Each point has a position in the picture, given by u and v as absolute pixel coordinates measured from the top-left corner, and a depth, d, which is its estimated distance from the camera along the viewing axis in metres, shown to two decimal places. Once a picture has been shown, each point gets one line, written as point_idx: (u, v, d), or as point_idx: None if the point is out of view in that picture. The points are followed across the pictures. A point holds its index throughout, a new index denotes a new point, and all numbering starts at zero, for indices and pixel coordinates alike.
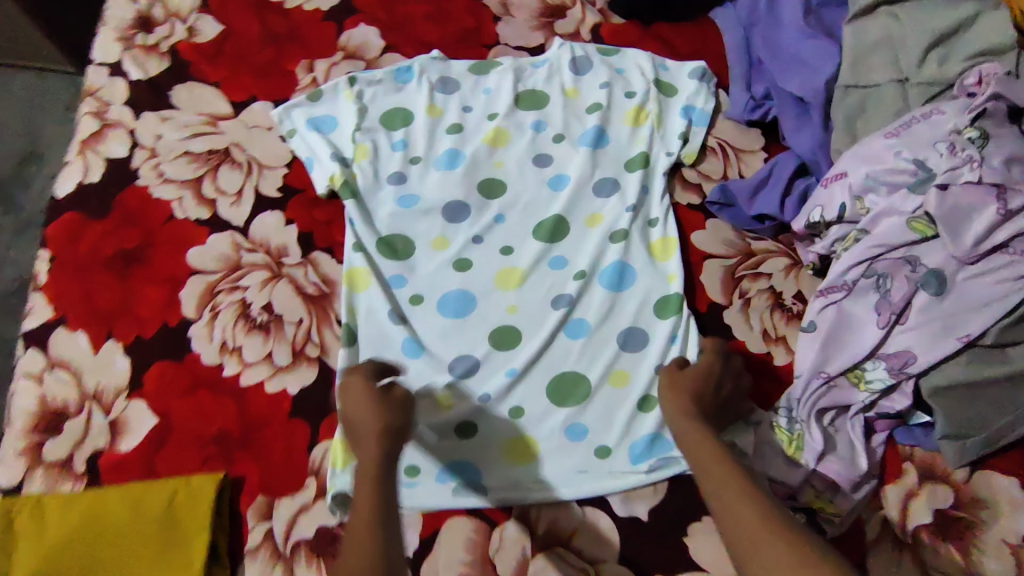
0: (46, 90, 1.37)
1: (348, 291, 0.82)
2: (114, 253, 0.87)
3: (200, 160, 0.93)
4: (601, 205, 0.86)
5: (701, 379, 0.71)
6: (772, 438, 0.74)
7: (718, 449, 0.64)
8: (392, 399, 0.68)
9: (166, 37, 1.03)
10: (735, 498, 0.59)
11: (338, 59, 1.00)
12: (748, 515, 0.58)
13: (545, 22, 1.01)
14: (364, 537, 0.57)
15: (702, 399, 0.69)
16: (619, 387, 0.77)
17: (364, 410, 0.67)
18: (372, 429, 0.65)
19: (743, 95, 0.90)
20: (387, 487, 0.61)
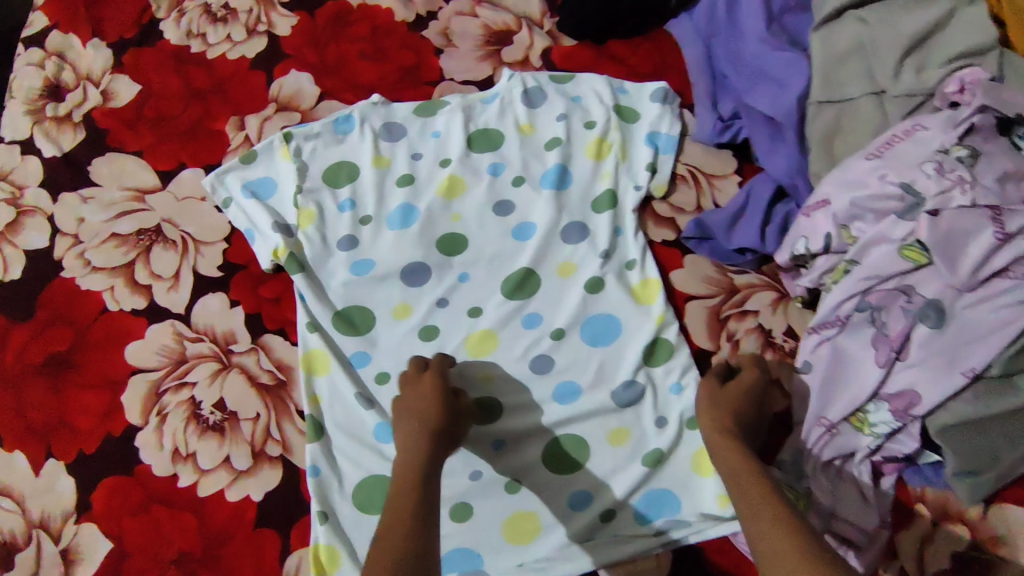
0: None
1: (306, 378, 0.75)
2: (46, 357, 0.79)
3: (129, 242, 0.85)
4: (572, 252, 0.79)
5: (746, 396, 0.68)
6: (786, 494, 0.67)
7: (749, 466, 0.61)
8: (454, 401, 0.68)
9: (79, 104, 0.94)
10: (764, 512, 0.56)
11: (270, 113, 0.91)
12: (778, 530, 0.54)
13: (490, 50, 0.93)
14: (402, 522, 0.56)
15: (743, 417, 0.66)
16: (619, 446, 0.71)
17: (422, 408, 0.66)
18: (419, 427, 0.65)
19: (710, 116, 0.85)
20: (430, 485, 0.60)
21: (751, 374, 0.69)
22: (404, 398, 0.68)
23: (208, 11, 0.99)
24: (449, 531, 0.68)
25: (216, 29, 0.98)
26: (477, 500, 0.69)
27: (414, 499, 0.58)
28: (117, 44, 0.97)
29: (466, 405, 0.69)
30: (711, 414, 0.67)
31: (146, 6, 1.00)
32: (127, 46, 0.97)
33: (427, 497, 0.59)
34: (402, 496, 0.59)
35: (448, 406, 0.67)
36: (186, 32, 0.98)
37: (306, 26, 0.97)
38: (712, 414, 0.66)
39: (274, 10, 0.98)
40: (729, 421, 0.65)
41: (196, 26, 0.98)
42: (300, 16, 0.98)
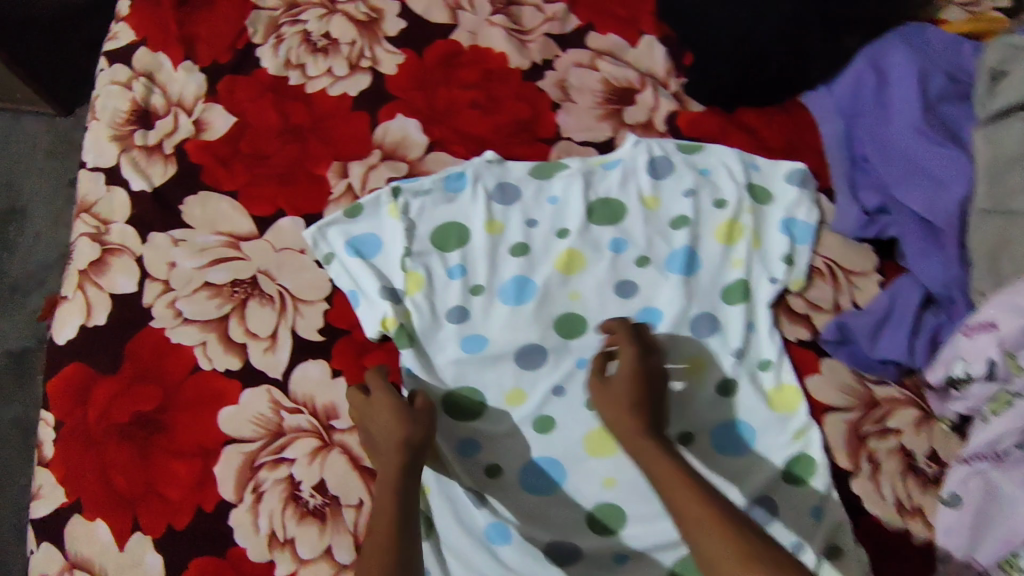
0: (66, 143, 1.39)
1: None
2: (130, 416, 0.74)
3: (224, 294, 0.79)
4: (701, 346, 0.75)
5: (636, 385, 0.67)
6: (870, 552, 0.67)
7: (673, 467, 0.61)
8: (416, 413, 0.67)
9: (169, 133, 0.88)
10: (704, 528, 0.55)
11: (375, 162, 0.85)
12: (717, 545, 0.54)
13: (611, 109, 0.87)
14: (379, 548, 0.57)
15: (642, 407, 0.66)
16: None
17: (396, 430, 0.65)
18: (392, 439, 0.65)
19: (852, 207, 0.80)
20: (405, 498, 0.61)
21: (626, 365, 0.68)
22: (371, 420, 0.68)
23: (308, 39, 0.93)
24: None
25: (316, 60, 0.92)
26: None
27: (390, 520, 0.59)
28: (211, 70, 0.91)
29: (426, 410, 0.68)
30: (623, 423, 0.66)
31: (242, 30, 0.94)
32: (221, 72, 0.91)
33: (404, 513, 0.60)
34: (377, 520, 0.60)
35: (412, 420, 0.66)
36: (284, 62, 0.92)
37: (413, 66, 0.90)
38: (622, 419, 0.66)
39: (379, 45, 0.92)
40: (636, 424, 0.65)
41: (295, 56, 0.92)
42: (407, 54, 0.91)
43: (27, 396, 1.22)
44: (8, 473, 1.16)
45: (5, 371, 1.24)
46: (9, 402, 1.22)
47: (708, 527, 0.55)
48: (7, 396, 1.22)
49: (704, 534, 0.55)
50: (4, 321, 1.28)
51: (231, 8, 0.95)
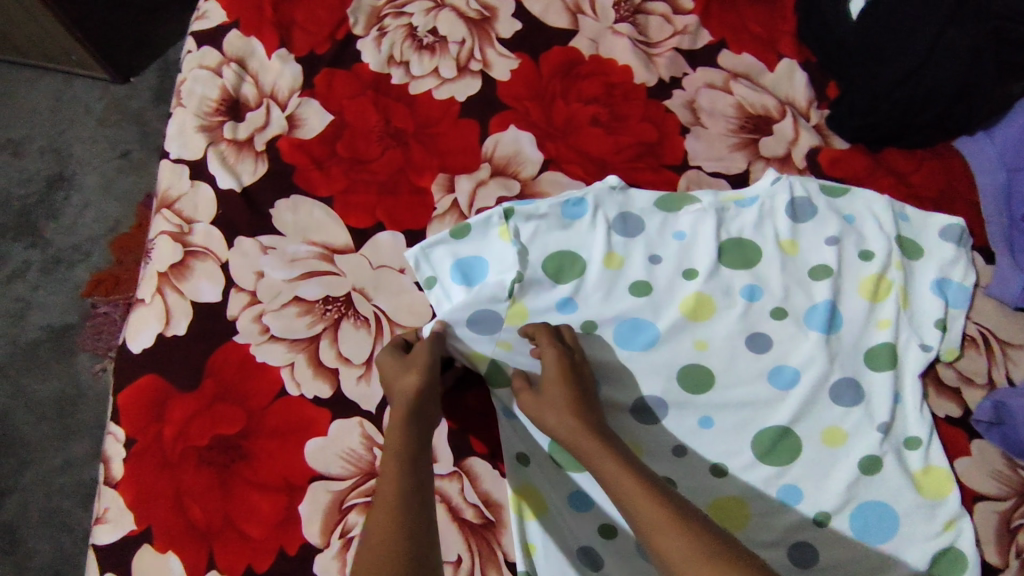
0: (119, 109, 1.32)
1: (517, 519, 0.64)
2: (210, 440, 0.68)
3: (315, 311, 0.73)
4: (843, 416, 0.68)
5: (569, 385, 0.64)
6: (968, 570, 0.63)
7: (620, 465, 0.56)
8: (415, 356, 0.65)
9: (261, 128, 0.81)
10: (664, 530, 0.51)
11: (485, 177, 0.78)
12: (678, 546, 0.49)
13: (745, 138, 0.80)
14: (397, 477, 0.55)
15: (578, 405, 0.62)
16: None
17: (401, 378, 0.63)
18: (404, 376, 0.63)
19: (1016, 274, 0.72)
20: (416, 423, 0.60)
21: (552, 360, 0.65)
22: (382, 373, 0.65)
23: (413, 34, 0.86)
24: None
25: (421, 59, 0.85)
26: None
27: (402, 453, 0.57)
28: (308, 61, 0.85)
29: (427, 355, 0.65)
30: (565, 424, 0.61)
31: (342, 19, 0.87)
32: (320, 64, 0.84)
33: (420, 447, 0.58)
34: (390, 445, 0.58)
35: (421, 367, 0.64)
36: (387, 58, 0.85)
37: (528, 73, 0.83)
38: (562, 419, 0.61)
39: (490, 46, 0.85)
40: (574, 423, 0.61)
41: (398, 52, 0.85)
42: (521, 58, 0.84)
43: (64, 373, 1.13)
44: (39, 457, 1.08)
45: (43, 345, 1.15)
46: (44, 378, 1.13)
47: (663, 525, 0.51)
48: (42, 371, 1.13)
49: (655, 517, 0.52)
50: (44, 292, 1.19)
51: None
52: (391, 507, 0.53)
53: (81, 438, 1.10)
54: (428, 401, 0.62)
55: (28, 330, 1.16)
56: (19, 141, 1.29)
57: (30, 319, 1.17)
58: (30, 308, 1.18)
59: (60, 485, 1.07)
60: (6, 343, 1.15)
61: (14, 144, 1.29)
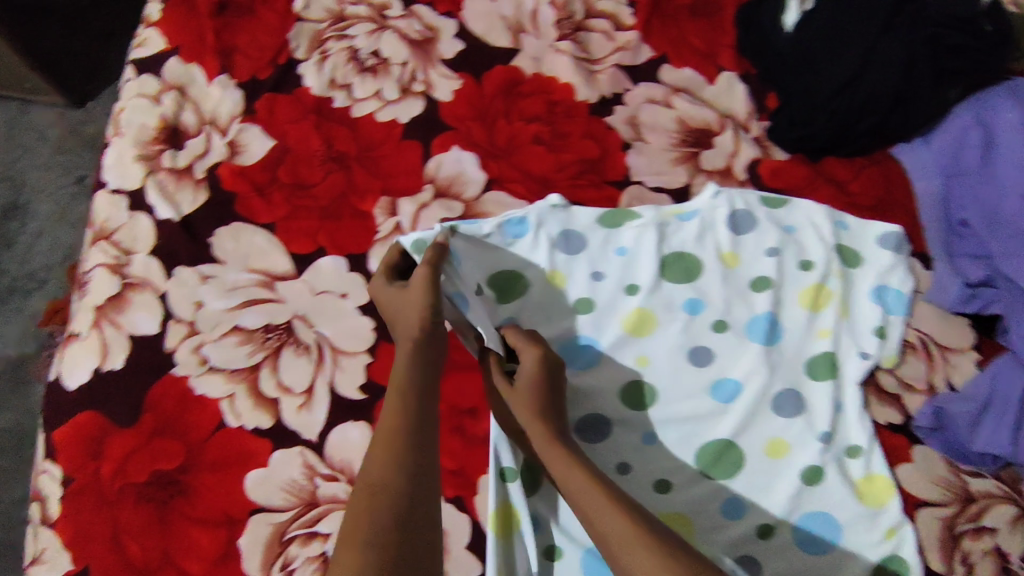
0: (73, 134, 1.30)
1: (497, 538, 0.64)
2: (148, 476, 0.67)
3: (255, 341, 0.72)
4: (784, 427, 0.68)
5: (545, 389, 0.63)
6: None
7: (594, 483, 0.56)
8: (413, 292, 0.64)
9: (201, 155, 0.80)
10: (639, 549, 0.51)
11: (427, 200, 0.78)
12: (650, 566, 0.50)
13: (687, 152, 0.80)
14: (384, 468, 0.53)
15: (551, 420, 0.62)
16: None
17: (406, 315, 0.64)
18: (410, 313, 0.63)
19: (953, 279, 0.73)
20: (423, 370, 0.61)
21: (533, 368, 0.63)
22: (383, 304, 0.67)
23: (356, 57, 0.86)
24: None
25: (363, 81, 0.84)
26: None
27: (394, 434, 0.56)
28: (249, 86, 0.84)
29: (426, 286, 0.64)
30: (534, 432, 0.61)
31: (284, 43, 0.86)
32: (260, 89, 0.84)
33: (415, 433, 0.56)
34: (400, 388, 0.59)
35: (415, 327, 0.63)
36: (329, 81, 0.85)
37: (470, 93, 0.83)
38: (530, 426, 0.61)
39: (433, 67, 0.85)
40: (545, 433, 0.60)
41: (340, 74, 0.85)
42: (464, 78, 0.84)
43: (20, 404, 1.11)
44: None
45: None
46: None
47: (629, 539, 0.52)
48: None
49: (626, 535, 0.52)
50: None
51: (274, 19, 0.88)
52: (370, 498, 0.52)
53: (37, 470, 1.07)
54: (425, 375, 0.61)
55: None
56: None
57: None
58: None
59: (17, 518, 1.05)
60: None
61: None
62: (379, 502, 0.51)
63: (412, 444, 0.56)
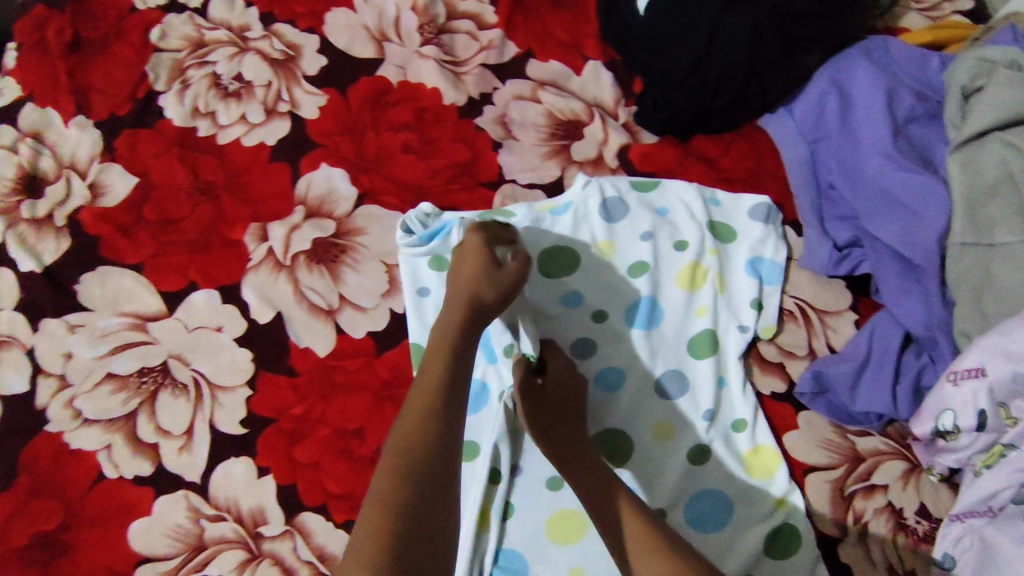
0: None
1: (475, 531, 0.64)
2: (26, 540, 0.64)
3: (130, 386, 0.70)
4: (669, 409, 0.68)
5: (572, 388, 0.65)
6: (796, 540, 0.63)
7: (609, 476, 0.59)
8: (504, 274, 0.61)
9: (61, 201, 0.78)
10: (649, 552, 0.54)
11: (298, 221, 0.76)
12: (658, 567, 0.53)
13: (558, 145, 0.80)
14: (425, 429, 0.49)
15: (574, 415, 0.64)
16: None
17: (487, 285, 0.60)
18: (477, 284, 0.59)
19: (824, 243, 0.74)
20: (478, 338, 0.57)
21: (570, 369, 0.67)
22: (466, 252, 0.63)
23: (217, 83, 0.84)
24: None
25: (227, 107, 0.83)
26: None
27: (430, 405, 0.50)
28: (108, 124, 0.82)
29: (518, 278, 0.62)
30: (553, 420, 0.63)
31: (141, 76, 0.84)
32: (120, 126, 0.82)
33: (453, 409, 0.51)
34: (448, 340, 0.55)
35: (470, 298, 0.58)
36: (191, 111, 0.83)
37: (337, 108, 0.82)
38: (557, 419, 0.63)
39: (297, 85, 0.83)
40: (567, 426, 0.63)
41: (203, 102, 0.83)
42: (329, 93, 0.83)
43: None
44: None
45: None
46: None
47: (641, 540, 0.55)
48: None
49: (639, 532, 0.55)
50: None
51: (130, 53, 0.86)
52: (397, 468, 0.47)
53: None
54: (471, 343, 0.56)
55: None
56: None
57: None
58: None
59: None
60: None
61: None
62: (416, 466, 0.47)
63: (450, 415, 0.50)
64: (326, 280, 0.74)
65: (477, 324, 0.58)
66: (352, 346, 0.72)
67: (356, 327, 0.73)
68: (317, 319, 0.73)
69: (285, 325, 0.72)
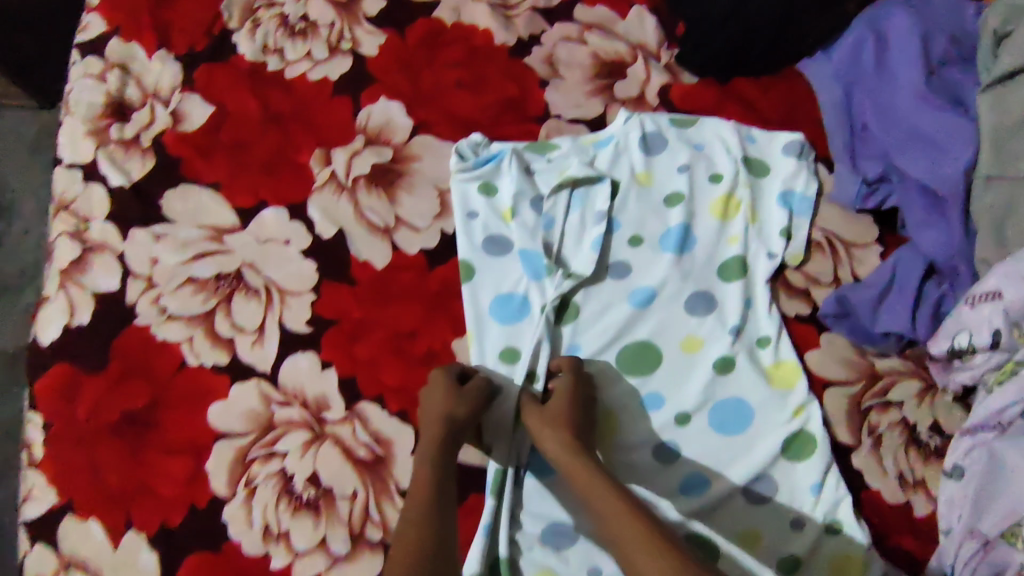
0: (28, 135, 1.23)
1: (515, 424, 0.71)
2: (120, 415, 0.73)
3: (208, 288, 0.78)
4: (697, 325, 0.73)
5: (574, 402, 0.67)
6: (809, 442, 0.69)
7: (606, 489, 0.61)
8: (469, 394, 0.68)
9: (146, 125, 0.86)
10: (642, 551, 0.56)
11: (359, 148, 0.83)
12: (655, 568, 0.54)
13: (602, 84, 0.85)
14: (416, 529, 0.59)
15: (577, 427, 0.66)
16: (753, 552, 0.65)
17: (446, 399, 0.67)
18: (438, 401, 0.67)
19: (852, 177, 0.77)
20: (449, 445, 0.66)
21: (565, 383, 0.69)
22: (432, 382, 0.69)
23: (285, 23, 0.91)
24: None
25: (294, 44, 0.89)
26: None
27: (422, 514, 0.60)
28: (186, 58, 0.89)
29: (480, 392, 0.69)
30: (558, 439, 0.65)
31: (217, 15, 0.91)
32: (198, 60, 0.89)
33: (438, 503, 0.61)
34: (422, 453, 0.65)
35: (446, 416, 0.66)
36: (261, 47, 0.90)
37: (395, 47, 0.88)
38: (555, 435, 0.65)
39: (358, 25, 0.90)
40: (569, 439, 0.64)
41: (272, 40, 0.90)
42: (387, 33, 0.89)
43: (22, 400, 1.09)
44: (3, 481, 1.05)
45: None
46: None
47: (644, 544, 0.56)
48: None
49: (639, 534, 0.57)
50: None
51: None
52: (406, 568, 0.56)
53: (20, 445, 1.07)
54: (446, 447, 0.65)
55: None
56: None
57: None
58: None
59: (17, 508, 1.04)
60: None
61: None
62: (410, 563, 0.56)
63: (438, 513, 0.60)
64: (383, 202, 0.80)
65: (453, 438, 0.66)
66: (405, 262, 0.78)
67: (410, 244, 0.79)
68: (375, 236, 0.79)
69: (345, 239, 0.79)
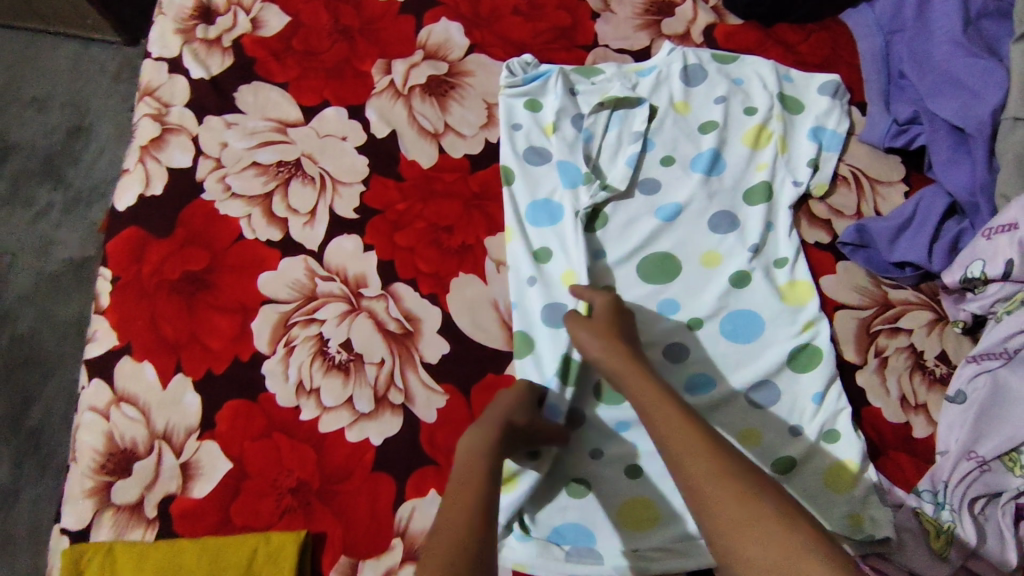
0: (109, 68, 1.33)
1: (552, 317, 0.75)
2: (180, 275, 0.80)
3: (269, 173, 0.85)
4: (718, 242, 0.77)
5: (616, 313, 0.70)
6: (812, 355, 0.72)
7: (660, 394, 0.62)
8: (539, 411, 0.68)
9: (228, 29, 0.94)
10: (689, 451, 0.56)
11: (418, 60, 0.90)
12: (705, 465, 0.55)
13: (650, 20, 0.90)
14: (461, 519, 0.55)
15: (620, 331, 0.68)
16: (748, 449, 0.68)
17: (508, 407, 0.66)
18: (505, 402, 0.67)
19: (884, 117, 0.81)
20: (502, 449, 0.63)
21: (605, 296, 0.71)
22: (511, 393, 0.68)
23: None
24: (566, 504, 0.69)
25: None
26: (595, 480, 0.70)
27: (474, 499, 0.57)
28: None
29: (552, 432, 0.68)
30: (611, 350, 0.66)
31: None
32: None
33: (486, 490, 0.58)
34: (473, 447, 0.63)
35: (506, 421, 0.64)
36: None
37: None
38: (607, 343, 0.67)
39: None
40: (617, 353, 0.66)
41: None
42: None
43: (84, 299, 1.14)
44: (61, 368, 1.09)
45: (65, 276, 1.17)
46: (65, 301, 1.14)
47: (691, 446, 0.57)
48: (37, 297, 1.14)
49: (686, 435, 0.58)
50: (66, 229, 1.20)
51: None
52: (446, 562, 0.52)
53: (76, 338, 1.11)
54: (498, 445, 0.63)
55: (51, 262, 1.17)
56: (39, 98, 1.30)
57: (52, 253, 1.18)
58: (53, 243, 1.19)
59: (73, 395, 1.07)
60: (30, 274, 1.16)
61: (4, 89, 1.29)
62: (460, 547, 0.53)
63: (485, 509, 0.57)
64: (435, 110, 0.87)
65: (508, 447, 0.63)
66: (450, 165, 0.84)
67: (455, 148, 0.85)
68: (424, 139, 0.85)
69: (397, 139, 0.86)
